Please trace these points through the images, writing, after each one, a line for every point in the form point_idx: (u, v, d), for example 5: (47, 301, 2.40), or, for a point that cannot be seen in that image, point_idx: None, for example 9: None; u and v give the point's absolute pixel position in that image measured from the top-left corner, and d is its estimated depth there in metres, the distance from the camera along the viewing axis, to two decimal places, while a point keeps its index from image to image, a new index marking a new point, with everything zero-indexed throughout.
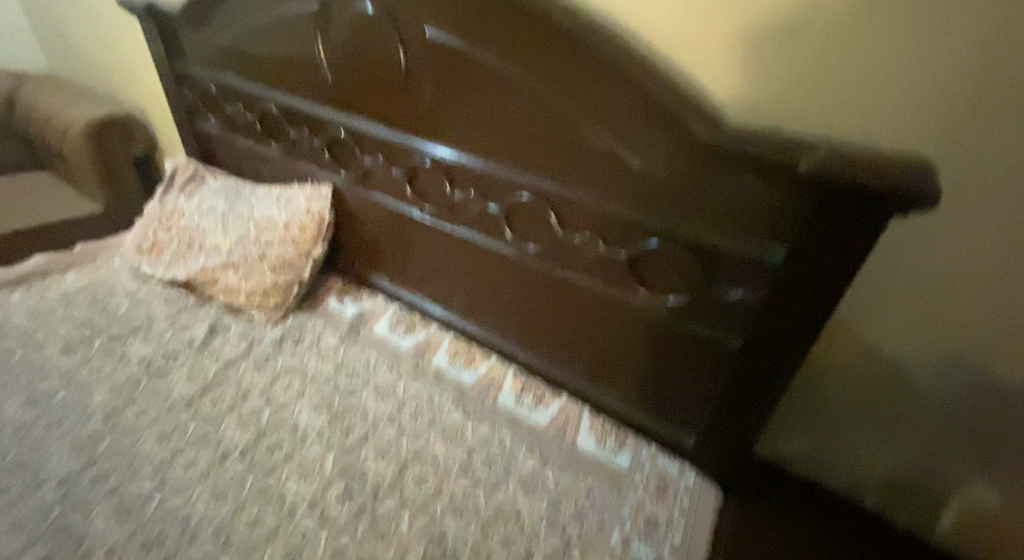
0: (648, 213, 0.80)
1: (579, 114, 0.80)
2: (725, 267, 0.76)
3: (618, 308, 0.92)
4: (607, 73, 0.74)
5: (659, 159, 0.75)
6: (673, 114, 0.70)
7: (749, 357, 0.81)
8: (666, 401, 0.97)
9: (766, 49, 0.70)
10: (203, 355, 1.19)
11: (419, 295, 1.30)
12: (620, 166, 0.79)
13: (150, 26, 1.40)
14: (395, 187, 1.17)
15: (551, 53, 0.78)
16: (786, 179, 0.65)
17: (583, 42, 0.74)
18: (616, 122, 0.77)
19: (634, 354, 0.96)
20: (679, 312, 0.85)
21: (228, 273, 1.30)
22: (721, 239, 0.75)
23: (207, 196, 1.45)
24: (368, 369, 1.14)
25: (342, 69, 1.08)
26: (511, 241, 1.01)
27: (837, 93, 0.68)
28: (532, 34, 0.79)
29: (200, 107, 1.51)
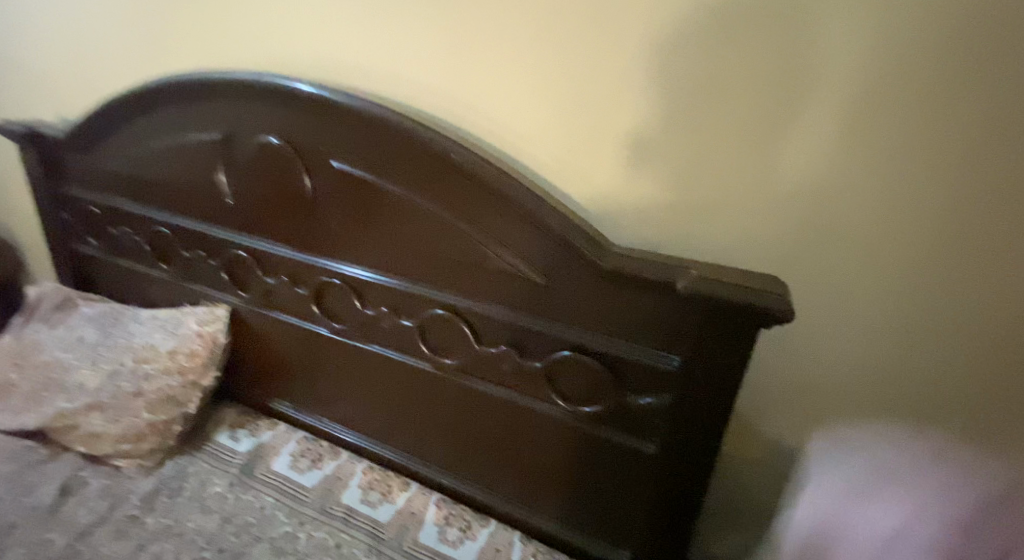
0: (557, 325, 0.81)
1: (481, 236, 0.82)
2: (632, 376, 0.77)
3: (537, 423, 0.89)
4: (503, 199, 0.77)
5: (560, 276, 0.77)
6: (566, 236, 0.73)
7: (669, 465, 0.79)
8: (594, 518, 0.91)
9: (645, 176, 0.76)
10: (48, 525, 0.97)
11: (328, 419, 1.19)
12: (525, 283, 0.81)
13: (29, 150, 1.32)
14: (301, 306, 1.11)
15: (450, 181, 0.81)
16: (672, 294, 0.69)
17: (480, 171, 0.78)
18: (516, 242, 0.79)
19: (557, 470, 0.91)
20: (597, 422, 0.83)
21: (93, 416, 1.12)
22: (626, 349, 0.76)
23: (76, 325, 1.28)
24: (263, 520, 0.99)
25: (243, 192, 1.06)
26: (426, 357, 0.97)
27: (711, 213, 0.74)
28: (434, 164, 0.82)
29: (78, 229, 1.39)
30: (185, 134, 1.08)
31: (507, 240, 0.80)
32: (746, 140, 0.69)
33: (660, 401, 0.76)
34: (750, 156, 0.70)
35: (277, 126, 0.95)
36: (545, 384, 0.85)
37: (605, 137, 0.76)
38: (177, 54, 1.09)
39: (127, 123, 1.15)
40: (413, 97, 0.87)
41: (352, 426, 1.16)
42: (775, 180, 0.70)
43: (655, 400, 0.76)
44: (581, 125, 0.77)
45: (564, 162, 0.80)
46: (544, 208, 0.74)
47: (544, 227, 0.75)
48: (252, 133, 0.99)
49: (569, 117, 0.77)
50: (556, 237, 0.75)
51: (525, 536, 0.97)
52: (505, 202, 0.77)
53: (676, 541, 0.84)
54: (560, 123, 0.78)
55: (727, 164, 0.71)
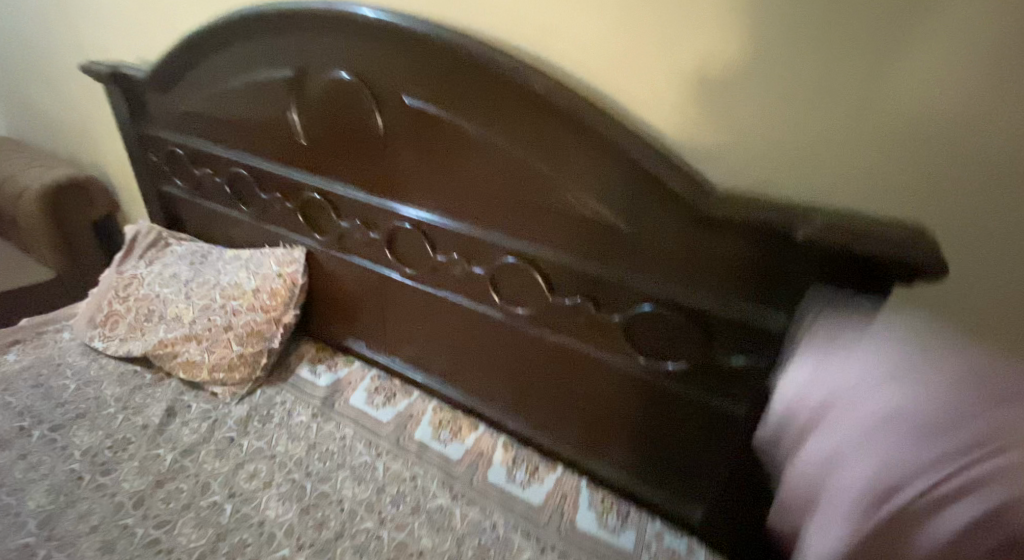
0: (640, 278, 0.76)
1: (563, 180, 0.77)
2: (724, 334, 0.72)
3: (612, 375, 0.87)
4: (590, 141, 0.72)
5: (649, 224, 0.72)
6: (659, 180, 0.67)
7: (756, 428, 0.75)
8: (665, 473, 0.90)
9: (748, 110, 0.66)
10: (158, 442, 1.08)
11: (399, 360, 1.22)
12: (608, 231, 0.76)
13: (116, 92, 1.37)
14: (373, 249, 1.12)
15: (532, 120, 0.76)
16: (784, 244, 0.63)
17: (564, 106, 0.72)
18: (602, 186, 0.74)
19: (630, 424, 0.90)
20: (678, 380, 0.79)
21: (189, 346, 1.21)
22: (719, 305, 0.71)
23: (169, 262, 1.36)
24: (343, 449, 1.05)
25: (316, 131, 1.05)
26: (498, 305, 0.96)
27: (824, 154, 0.64)
28: (514, 99, 0.77)
29: (164, 170, 1.46)
30: (258, 72, 1.08)
31: (591, 184, 0.75)
32: (872, 63, 0.58)
33: (752, 363, 0.71)
34: (874, 82, 0.59)
35: (348, 60, 0.93)
36: (623, 337, 0.82)
37: (697, 66, 0.67)
38: None
39: (203, 62, 1.16)
40: (488, 23, 0.81)
41: (422, 368, 1.18)
42: (907, 111, 0.58)
43: (747, 360, 0.72)
44: (670, 53, 0.69)
45: (649, 96, 0.72)
46: (633, 147, 0.68)
47: (637, 171, 0.69)
48: (323, 70, 0.97)
49: (658, 44, 0.69)
50: (651, 181, 0.69)
51: (593, 484, 0.98)
52: (593, 140, 0.72)
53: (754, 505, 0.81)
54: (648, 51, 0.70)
55: (843, 92, 0.60)
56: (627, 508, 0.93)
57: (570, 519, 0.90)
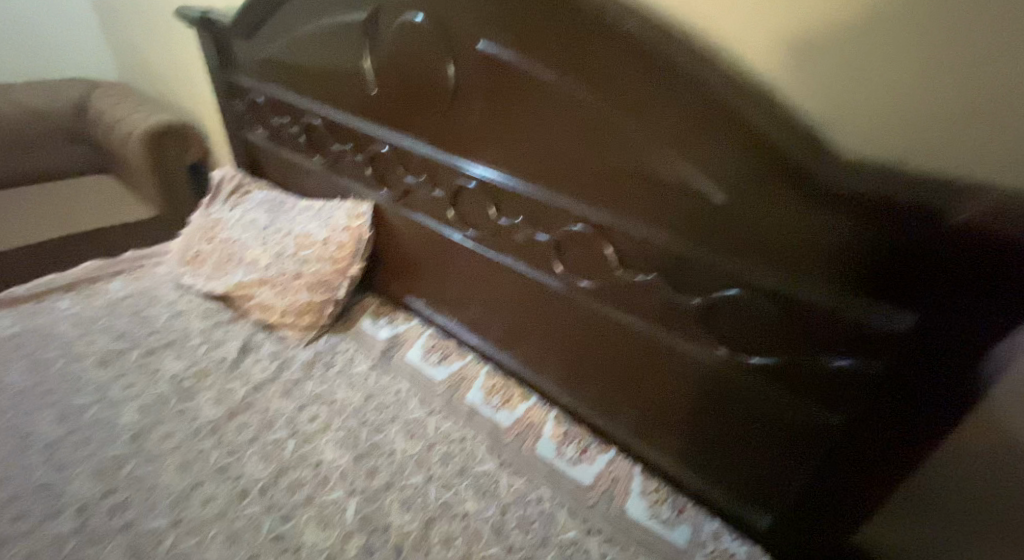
0: (729, 257, 0.68)
1: (650, 141, 0.70)
2: (824, 329, 0.63)
3: (682, 363, 0.81)
4: (684, 96, 0.64)
5: (749, 199, 0.63)
6: (774, 148, 0.58)
7: (856, 436, 0.66)
8: (733, 473, 0.83)
9: (868, 57, 0.56)
10: (234, 375, 1.15)
11: (456, 322, 1.22)
12: (696, 201, 0.69)
13: (207, 38, 1.42)
14: (437, 208, 1.11)
15: (621, 70, 0.69)
16: (921, 230, 0.52)
17: (658, 55, 0.64)
18: (697, 152, 0.66)
19: (696, 414, 0.84)
20: (764, 376, 0.72)
21: (264, 290, 1.27)
22: (821, 297, 0.62)
23: (250, 207, 1.43)
24: (398, 402, 1.08)
25: (388, 80, 1.03)
26: (559, 275, 0.92)
27: (965, 109, 0.51)
28: (602, 48, 0.70)
29: (247, 117, 1.50)
30: (334, 18, 1.07)
31: (682, 147, 0.67)
32: None
33: (862, 366, 0.62)
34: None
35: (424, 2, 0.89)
36: (701, 323, 0.75)
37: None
38: None
39: (285, 7, 1.16)
40: None
41: (478, 333, 1.17)
42: None
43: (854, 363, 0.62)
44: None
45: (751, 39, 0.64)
46: (738, 102, 0.60)
47: (745, 133, 0.60)
48: (396, 14, 0.94)
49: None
50: (762, 148, 0.60)
51: (647, 472, 0.94)
52: (693, 100, 0.64)
53: (835, 518, 0.74)
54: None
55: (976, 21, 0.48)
56: (681, 501, 0.89)
57: (619, 503, 0.88)
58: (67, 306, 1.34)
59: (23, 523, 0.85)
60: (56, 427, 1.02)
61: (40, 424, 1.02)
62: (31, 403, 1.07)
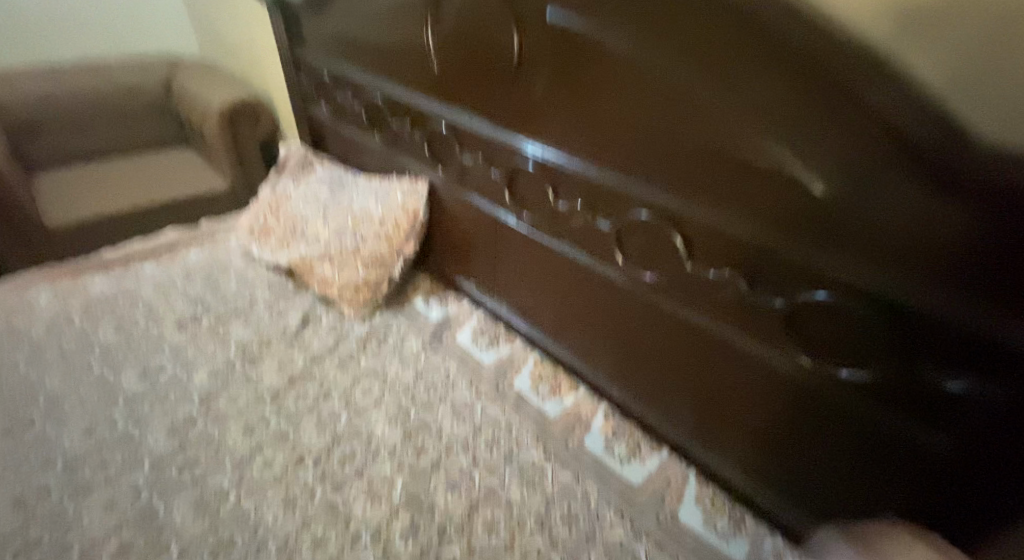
0: (823, 255, 0.62)
1: (735, 122, 0.65)
2: (940, 343, 0.56)
3: (755, 366, 0.76)
4: (779, 70, 0.59)
5: (858, 195, 0.56)
6: (897, 133, 0.51)
7: (958, 467, 0.60)
8: (808, 495, 0.77)
9: None
10: (294, 345, 1.20)
11: (506, 307, 1.21)
12: (784, 189, 0.63)
13: (278, 17, 1.46)
14: (494, 189, 1.09)
15: (707, 42, 0.64)
16: None
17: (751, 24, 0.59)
18: (799, 139, 0.59)
19: (763, 423, 0.79)
20: (857, 392, 0.66)
21: (324, 264, 1.31)
22: (938, 308, 0.54)
23: (313, 183, 1.46)
24: (446, 383, 1.09)
25: (450, 55, 1.01)
26: (620, 266, 0.89)
27: None
28: (692, 19, 0.64)
29: (313, 94, 1.54)
30: None
31: (774, 127, 0.61)
32: None
33: (981, 390, 0.54)
34: None
35: None
36: (783, 326, 0.70)
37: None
38: None
39: None
40: None
41: (528, 318, 1.16)
42: None
43: (971, 386, 0.55)
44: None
45: None
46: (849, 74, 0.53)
47: (860, 118, 0.53)
48: None
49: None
50: (879, 135, 0.53)
51: (705, 479, 0.90)
52: (800, 76, 0.57)
53: None
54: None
55: None
56: (741, 513, 0.85)
57: (671, 508, 0.85)
58: (149, 271, 1.44)
59: (105, 472, 0.92)
60: (137, 384, 1.10)
61: (123, 380, 1.11)
62: (117, 359, 1.16)
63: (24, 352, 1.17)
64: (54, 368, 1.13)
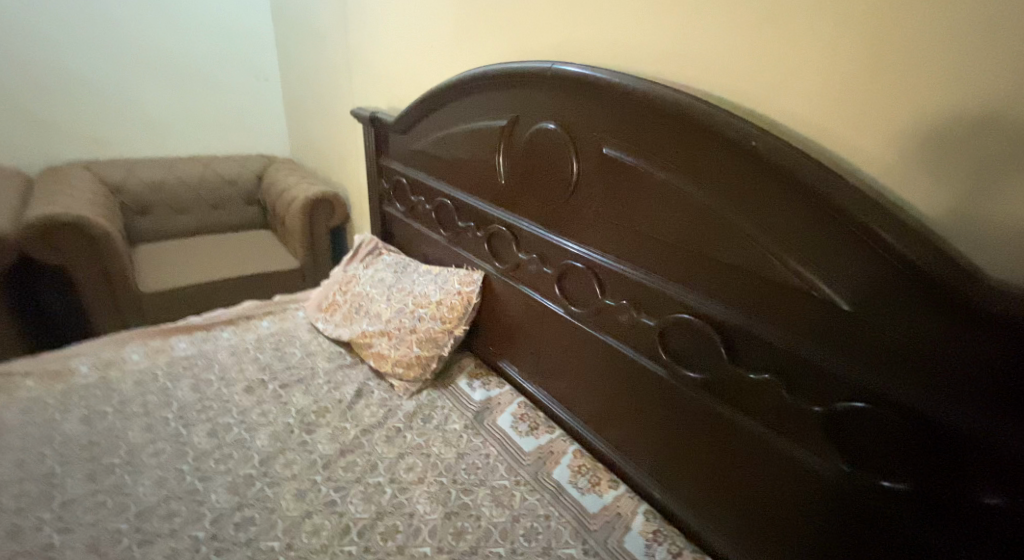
0: (853, 367, 0.68)
1: (769, 245, 0.75)
2: (970, 456, 0.59)
3: (793, 471, 0.79)
4: (805, 204, 0.70)
5: (884, 311, 0.64)
6: (906, 260, 0.60)
7: None
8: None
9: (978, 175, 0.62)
10: (348, 417, 1.29)
11: (548, 395, 1.28)
12: (813, 305, 0.71)
13: (369, 130, 1.72)
14: (545, 283, 1.20)
15: (742, 177, 0.77)
16: None
17: (779, 167, 0.71)
18: (827, 259, 0.69)
19: (803, 532, 0.80)
20: (894, 504, 0.68)
21: (382, 341, 1.42)
22: (964, 420, 0.59)
23: (379, 267, 1.63)
24: (487, 467, 1.13)
25: (518, 171, 1.18)
26: (663, 362, 0.96)
27: None
28: (730, 160, 0.78)
29: (389, 193, 1.75)
30: (479, 118, 1.26)
31: (804, 250, 0.71)
32: None
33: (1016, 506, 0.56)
34: None
35: (557, 113, 1.05)
36: (821, 433, 0.74)
37: (875, 42, 0.68)
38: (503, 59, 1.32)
39: (438, 110, 1.40)
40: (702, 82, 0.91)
41: (571, 410, 1.22)
42: None
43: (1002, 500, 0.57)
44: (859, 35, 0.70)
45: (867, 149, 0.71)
46: (865, 212, 0.62)
47: (874, 244, 0.63)
48: (533, 119, 1.11)
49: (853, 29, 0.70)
50: (894, 260, 0.61)
51: None
52: (822, 207, 0.67)
53: None
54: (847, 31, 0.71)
55: None
56: None
57: None
58: (225, 337, 1.60)
59: (170, 523, 0.99)
60: (206, 441, 1.20)
61: (194, 436, 1.21)
62: (191, 416, 1.27)
63: (113, 402, 1.30)
64: (136, 420, 1.25)
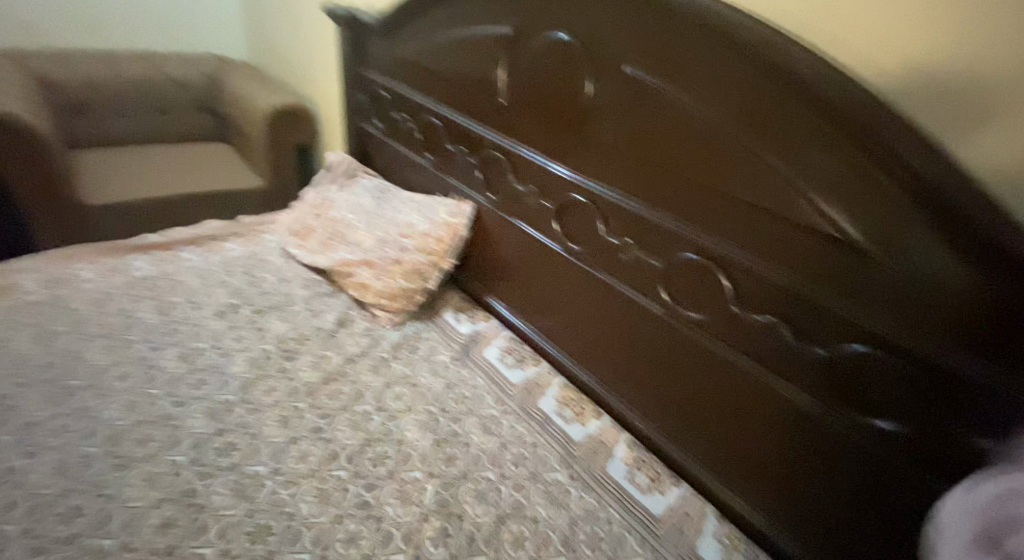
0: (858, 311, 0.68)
1: (792, 180, 0.72)
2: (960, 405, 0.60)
3: (781, 408, 0.82)
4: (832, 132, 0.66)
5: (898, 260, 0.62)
6: (921, 197, 0.58)
7: None
8: (842, 541, 0.79)
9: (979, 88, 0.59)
10: (329, 345, 1.25)
11: (536, 330, 1.27)
12: (828, 244, 0.69)
13: (349, 37, 1.57)
14: (542, 217, 1.16)
15: (771, 107, 0.72)
16: None
17: (813, 94, 0.66)
18: (858, 204, 0.65)
19: (784, 463, 0.84)
20: (889, 444, 0.69)
21: (364, 270, 1.36)
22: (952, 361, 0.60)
23: (359, 192, 1.53)
24: (475, 397, 1.13)
25: (522, 91, 1.10)
26: (665, 302, 0.95)
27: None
28: (756, 86, 0.73)
29: (369, 110, 1.63)
30: (478, 30, 1.16)
31: (824, 183, 0.68)
32: None
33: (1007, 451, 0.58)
34: None
35: (571, 27, 0.97)
36: (820, 374, 0.75)
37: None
38: None
39: (430, 18, 1.28)
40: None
41: (558, 344, 1.22)
42: None
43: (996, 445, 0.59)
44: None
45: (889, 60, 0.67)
46: (891, 139, 0.59)
47: (914, 188, 0.58)
48: (543, 33, 1.02)
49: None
50: (933, 207, 0.57)
51: (720, 516, 0.94)
52: (863, 148, 0.63)
53: None
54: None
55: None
56: (754, 551, 0.88)
57: (690, 541, 0.89)
58: (190, 258, 1.49)
59: (146, 447, 0.95)
60: (178, 365, 1.14)
61: (164, 360, 1.15)
62: (159, 339, 1.20)
63: (68, 322, 1.20)
64: (97, 341, 1.17)
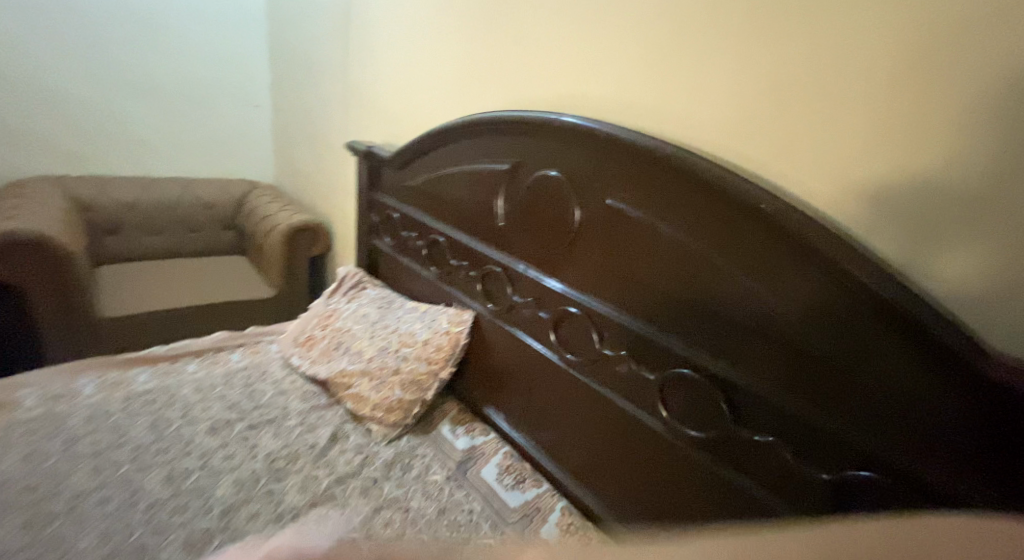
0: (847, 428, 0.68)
1: (776, 302, 0.73)
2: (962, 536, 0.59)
3: None
4: (809, 260, 0.68)
5: (876, 377, 0.64)
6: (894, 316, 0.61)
7: None
8: None
9: (837, 170, 0.73)
10: (320, 463, 1.20)
11: (535, 444, 1.22)
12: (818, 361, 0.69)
13: (364, 164, 1.71)
14: (539, 328, 1.16)
15: (747, 234, 0.75)
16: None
17: (789, 224, 0.69)
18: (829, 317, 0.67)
19: None
20: None
21: (362, 382, 1.34)
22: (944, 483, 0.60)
23: (364, 302, 1.57)
24: (470, 524, 1.06)
25: (518, 212, 1.16)
26: (663, 419, 0.91)
27: (892, 207, 0.69)
28: (729, 214, 0.77)
29: (379, 227, 1.72)
30: (477, 160, 1.26)
31: (805, 305, 0.70)
32: (901, 118, 0.67)
33: None
34: (905, 132, 0.66)
35: (559, 159, 1.04)
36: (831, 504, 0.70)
37: (881, 111, 0.68)
38: (504, 104, 1.33)
39: (436, 148, 1.40)
40: (684, 121, 0.92)
41: (557, 460, 1.17)
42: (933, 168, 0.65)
43: None
44: (864, 102, 0.70)
45: (764, 150, 0.82)
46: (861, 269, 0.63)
47: (870, 300, 0.63)
48: (534, 165, 1.10)
49: (860, 95, 0.70)
50: (888, 315, 0.62)
51: None
52: (829, 271, 0.67)
53: None
54: (852, 102, 0.71)
55: (882, 143, 0.69)
56: None
57: None
58: (191, 370, 1.50)
59: None
60: (161, 488, 1.09)
61: (148, 482, 1.10)
62: (148, 458, 1.17)
63: (58, 441, 1.18)
64: (84, 461, 1.14)
